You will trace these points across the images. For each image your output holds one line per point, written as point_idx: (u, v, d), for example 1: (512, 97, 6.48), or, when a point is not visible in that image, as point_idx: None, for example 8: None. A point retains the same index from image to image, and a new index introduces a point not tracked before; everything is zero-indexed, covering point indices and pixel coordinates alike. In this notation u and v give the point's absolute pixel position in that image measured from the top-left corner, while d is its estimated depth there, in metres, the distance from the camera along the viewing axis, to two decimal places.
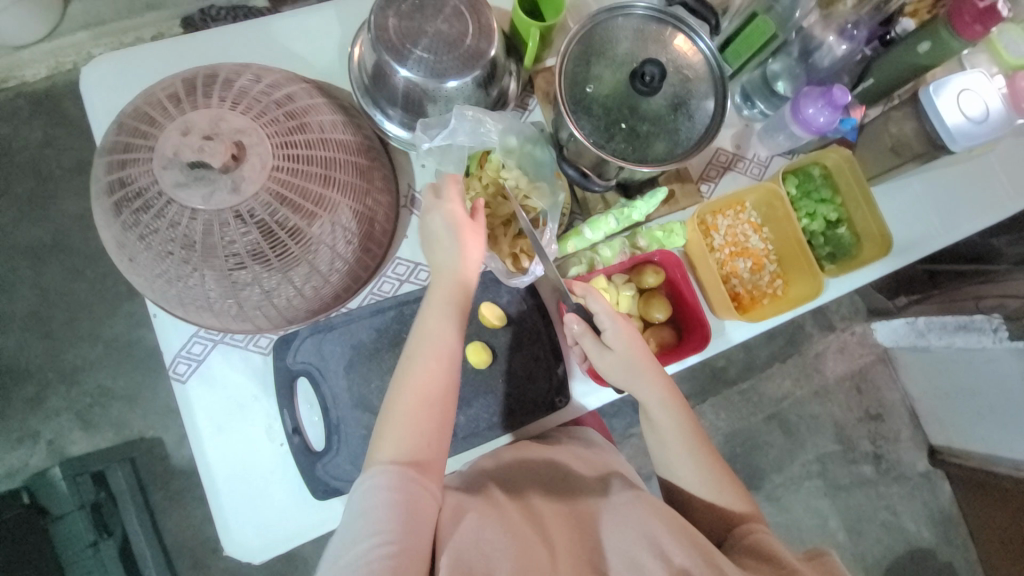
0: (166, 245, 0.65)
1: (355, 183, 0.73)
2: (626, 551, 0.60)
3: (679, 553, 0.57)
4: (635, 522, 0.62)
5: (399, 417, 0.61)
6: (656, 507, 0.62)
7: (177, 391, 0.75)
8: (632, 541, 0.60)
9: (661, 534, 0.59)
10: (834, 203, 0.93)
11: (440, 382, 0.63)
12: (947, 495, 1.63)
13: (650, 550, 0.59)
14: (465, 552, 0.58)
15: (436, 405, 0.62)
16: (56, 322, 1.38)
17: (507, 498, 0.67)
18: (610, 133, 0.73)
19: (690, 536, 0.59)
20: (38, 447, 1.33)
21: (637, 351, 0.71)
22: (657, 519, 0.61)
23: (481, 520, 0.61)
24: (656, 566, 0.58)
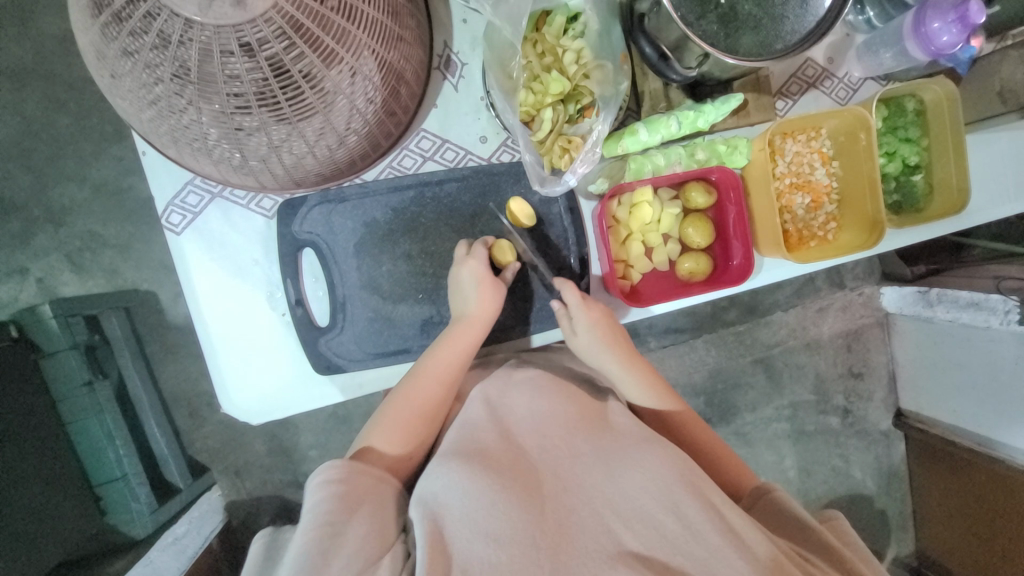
0: (155, 65, 0.54)
1: (385, 24, 0.60)
2: (635, 501, 0.54)
3: (694, 511, 0.53)
4: (647, 470, 0.56)
5: (373, 438, 0.62)
6: (671, 456, 0.57)
7: (171, 242, 0.68)
8: (640, 492, 0.54)
9: (677, 488, 0.54)
10: (919, 145, 0.82)
11: (428, 406, 0.65)
12: (899, 454, 1.72)
13: (662, 504, 0.53)
14: (443, 492, 0.54)
15: (417, 427, 0.64)
16: (39, 155, 1.26)
17: (494, 432, 0.61)
18: (703, 9, 0.60)
19: (705, 493, 0.54)
20: (25, 282, 1.29)
21: (598, 334, 0.71)
22: (673, 471, 0.55)
23: (466, 465, 0.56)
24: (671, 521, 0.52)
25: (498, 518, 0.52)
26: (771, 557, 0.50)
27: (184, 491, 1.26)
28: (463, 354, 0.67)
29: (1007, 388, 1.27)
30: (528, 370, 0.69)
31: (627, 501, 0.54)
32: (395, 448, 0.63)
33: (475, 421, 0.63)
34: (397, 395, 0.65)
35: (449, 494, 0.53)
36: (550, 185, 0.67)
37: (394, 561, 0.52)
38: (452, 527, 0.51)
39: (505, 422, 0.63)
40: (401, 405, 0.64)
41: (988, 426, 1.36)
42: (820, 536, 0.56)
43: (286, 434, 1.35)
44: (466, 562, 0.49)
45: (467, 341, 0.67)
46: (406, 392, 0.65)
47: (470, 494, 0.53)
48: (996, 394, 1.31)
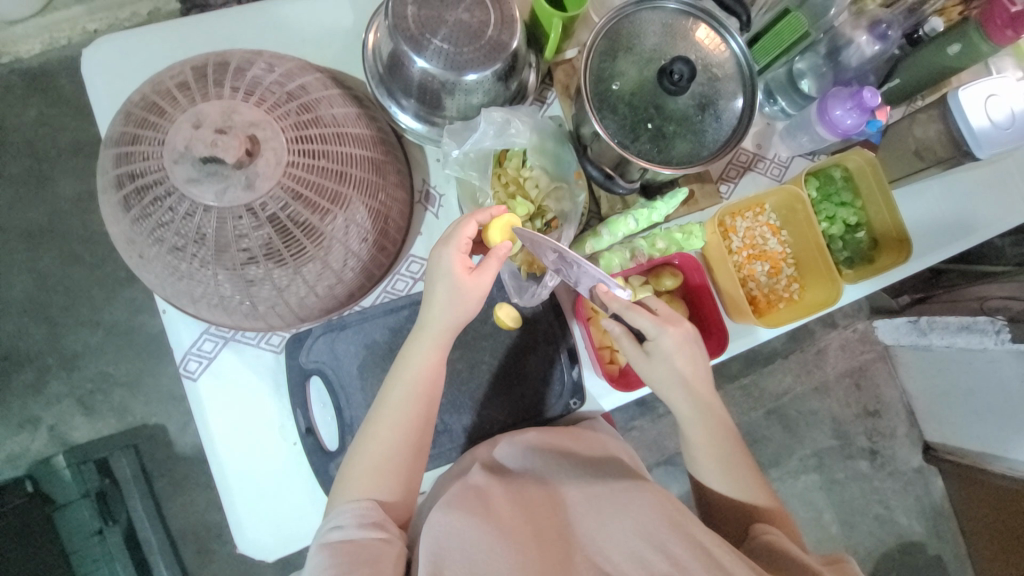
0: (177, 242, 0.63)
1: (370, 179, 0.71)
2: (624, 544, 0.55)
3: (678, 546, 0.53)
4: (636, 512, 0.57)
5: (359, 488, 0.62)
6: (655, 498, 0.58)
7: (188, 389, 0.74)
8: (627, 534, 0.56)
9: (660, 526, 0.55)
10: (854, 207, 0.92)
11: (401, 449, 0.64)
12: (939, 490, 1.65)
13: (649, 542, 0.54)
14: (444, 536, 0.56)
15: (399, 474, 0.63)
16: (56, 307, 1.35)
17: (499, 488, 0.64)
18: (635, 133, 0.71)
19: (688, 527, 0.54)
20: (39, 433, 1.32)
21: (685, 360, 0.70)
22: (656, 510, 0.57)
23: (471, 513, 0.58)
24: (659, 560, 0.53)
25: (495, 565, 0.53)
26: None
27: None
28: (434, 358, 0.67)
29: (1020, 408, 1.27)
30: (529, 438, 0.73)
31: (617, 546, 0.55)
32: (378, 494, 0.62)
33: (479, 479, 0.66)
34: (382, 414, 0.65)
35: (451, 539, 0.56)
36: (527, 293, 0.78)
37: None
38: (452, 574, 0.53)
39: (507, 479, 0.66)
40: (388, 424, 0.64)
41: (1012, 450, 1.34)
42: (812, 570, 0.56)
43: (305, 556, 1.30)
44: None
45: (437, 347, 0.66)
46: (379, 437, 0.64)
47: (471, 542, 0.55)
48: (1013, 415, 1.30)
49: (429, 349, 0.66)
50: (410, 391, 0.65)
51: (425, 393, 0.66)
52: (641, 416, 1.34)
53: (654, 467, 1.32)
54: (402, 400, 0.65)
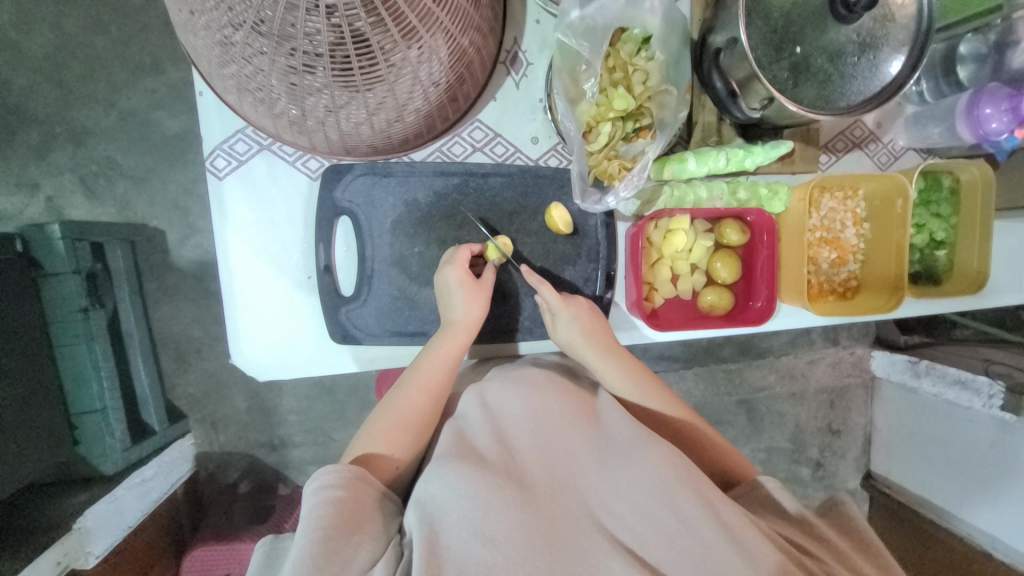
0: (236, 11, 0.52)
1: (466, 9, 0.60)
2: (630, 501, 0.55)
3: (686, 506, 0.52)
4: (643, 473, 0.56)
5: (372, 448, 0.62)
6: (667, 456, 0.56)
7: (211, 186, 0.68)
8: (633, 492, 0.55)
9: (669, 484, 0.54)
10: (948, 222, 0.85)
11: (418, 416, 0.65)
12: (861, 515, 1.70)
13: (656, 499, 0.54)
14: (440, 495, 0.54)
15: (413, 435, 0.64)
16: (71, 72, 1.24)
17: (489, 433, 0.61)
18: (777, 54, 0.60)
19: (698, 486, 0.54)
20: (35, 199, 1.26)
21: (580, 324, 0.71)
22: (666, 467, 0.55)
23: (463, 468, 0.56)
24: (667, 518, 0.53)
25: (494, 521, 0.52)
26: (774, 560, 0.48)
27: (158, 434, 1.24)
28: (450, 354, 0.68)
29: (976, 468, 1.29)
30: (517, 372, 0.70)
31: (621, 499, 0.55)
32: (389, 455, 0.62)
33: (472, 422, 0.64)
34: (396, 398, 0.66)
35: (446, 496, 0.54)
36: (590, 200, 0.69)
37: (388, 565, 0.51)
38: (449, 531, 0.52)
39: (501, 422, 0.63)
40: (399, 406, 0.65)
41: (953, 503, 1.36)
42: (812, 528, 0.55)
43: (273, 395, 1.36)
44: (461, 564, 0.49)
45: (456, 344, 0.68)
46: (394, 403, 0.65)
47: (461, 493, 0.54)
48: (965, 472, 1.32)
49: (444, 347, 0.67)
50: (423, 378, 0.66)
51: (438, 383, 0.66)
52: None
53: None
54: (415, 384, 0.66)
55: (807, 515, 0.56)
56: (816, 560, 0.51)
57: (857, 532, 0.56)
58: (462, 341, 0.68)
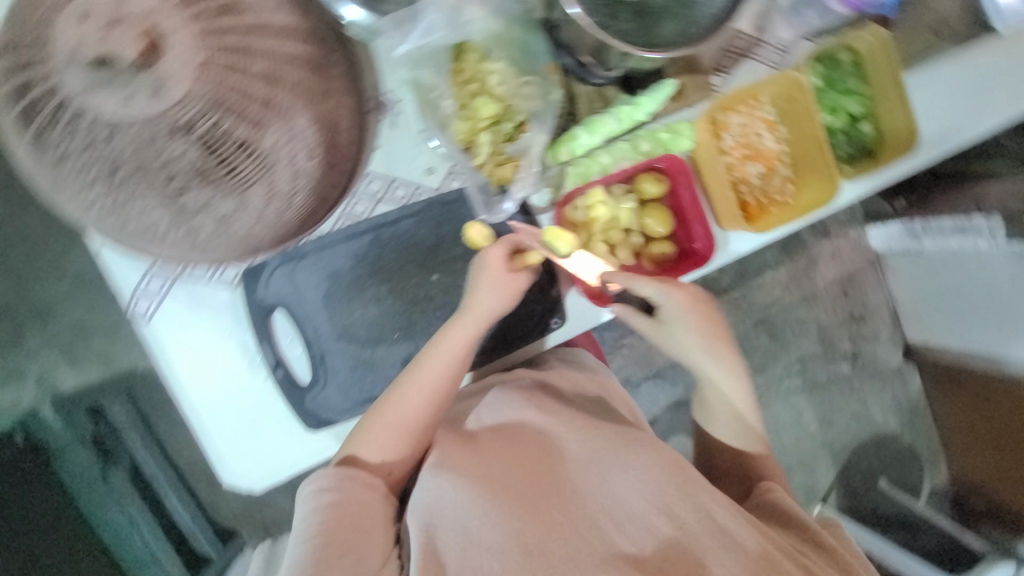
0: (92, 168, 0.55)
1: (308, 81, 0.60)
2: (626, 499, 0.63)
3: (682, 510, 0.62)
4: (641, 472, 0.65)
5: (366, 451, 0.67)
6: (655, 460, 0.66)
7: (143, 331, 0.69)
8: (631, 493, 0.64)
9: (666, 490, 0.63)
10: (861, 95, 0.83)
11: (417, 416, 0.68)
12: (916, 388, 1.66)
13: (652, 503, 0.62)
14: (437, 503, 0.62)
15: (406, 439, 0.68)
16: (15, 257, 1.27)
17: (489, 444, 0.69)
18: (614, 9, 0.60)
19: (698, 499, 0.63)
20: (26, 384, 1.29)
21: (693, 320, 0.76)
22: (658, 471, 0.65)
23: (462, 479, 0.64)
24: (663, 523, 0.61)
25: (493, 526, 0.60)
26: (760, 551, 0.59)
27: (217, 558, 1.26)
28: (453, 356, 0.69)
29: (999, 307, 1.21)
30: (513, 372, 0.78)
31: (617, 498, 0.63)
32: (385, 459, 0.67)
33: (473, 432, 0.72)
34: (391, 399, 0.68)
35: (444, 505, 0.62)
36: (495, 209, 0.71)
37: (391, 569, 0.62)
38: (449, 539, 0.61)
39: (498, 429, 0.71)
40: (394, 410, 0.67)
41: (993, 349, 1.26)
42: (813, 531, 0.66)
43: None
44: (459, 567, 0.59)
45: (459, 343, 0.69)
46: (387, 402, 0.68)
47: (457, 498, 0.62)
48: (996, 317, 1.23)
49: (447, 348, 0.69)
50: (425, 382, 0.68)
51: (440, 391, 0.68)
52: (631, 334, 1.41)
53: (641, 382, 1.43)
54: (413, 387, 0.68)
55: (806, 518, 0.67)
56: (813, 560, 0.62)
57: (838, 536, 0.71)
58: (460, 337, 0.69)
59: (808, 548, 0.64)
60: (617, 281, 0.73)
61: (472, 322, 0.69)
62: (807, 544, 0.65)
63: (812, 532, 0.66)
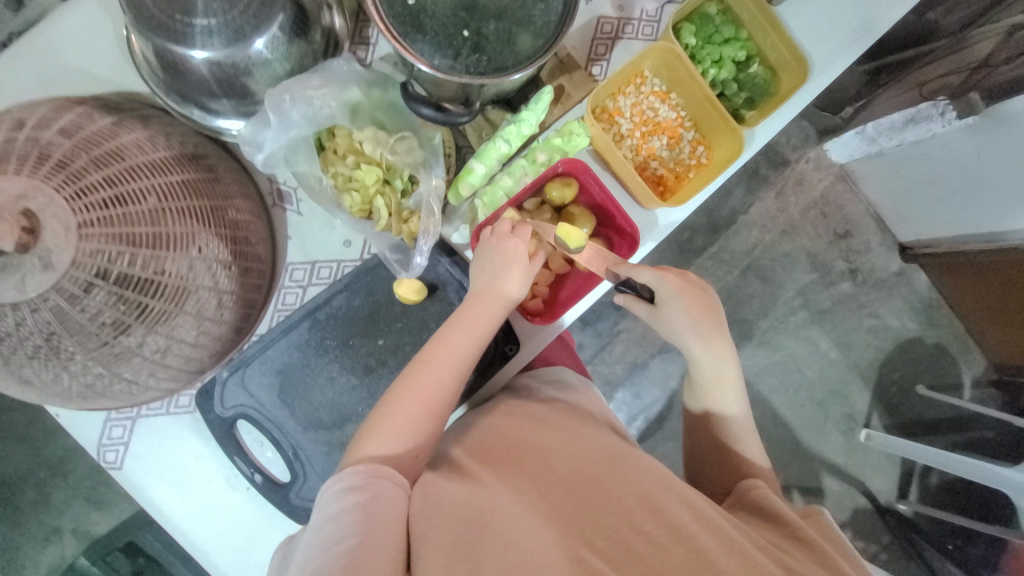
0: (11, 351, 0.57)
1: (197, 206, 0.63)
2: (625, 504, 0.55)
3: (676, 510, 0.55)
4: (635, 477, 0.59)
5: (386, 442, 0.60)
6: (648, 471, 0.60)
7: (119, 478, 0.71)
8: (628, 498, 0.56)
9: (658, 493, 0.56)
10: (740, 40, 0.82)
11: (441, 400, 0.63)
12: (925, 284, 1.54)
13: (647, 502, 0.55)
14: (435, 522, 0.55)
15: (432, 424, 0.62)
16: (20, 425, 1.31)
17: (481, 464, 0.63)
18: (454, 47, 0.60)
19: (688, 497, 0.57)
20: (66, 539, 1.33)
21: (693, 308, 0.72)
22: (653, 480, 0.59)
23: (458, 498, 0.57)
24: (657, 527, 0.53)
25: (494, 535, 0.52)
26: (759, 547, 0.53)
27: None
28: (477, 338, 0.65)
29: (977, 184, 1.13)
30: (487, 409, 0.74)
31: (618, 500, 0.56)
32: (400, 450, 0.60)
33: (471, 454, 0.65)
34: (414, 380, 0.63)
35: (441, 525, 0.54)
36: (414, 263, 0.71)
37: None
38: (444, 555, 0.51)
39: (492, 448, 0.65)
40: (421, 394, 0.62)
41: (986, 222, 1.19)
42: (801, 530, 0.57)
43: None
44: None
45: (484, 318, 0.66)
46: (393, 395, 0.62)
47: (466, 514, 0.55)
48: (978, 195, 1.15)
49: (474, 325, 0.66)
50: (453, 363, 0.64)
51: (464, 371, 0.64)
52: (623, 319, 1.40)
53: (648, 361, 1.40)
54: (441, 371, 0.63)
55: (791, 516, 0.59)
56: (799, 559, 0.53)
57: (835, 539, 0.60)
58: (484, 313, 0.66)
59: (791, 544, 0.56)
60: (620, 271, 0.73)
61: (499, 303, 0.67)
62: (804, 549, 0.55)
63: (800, 530, 0.57)
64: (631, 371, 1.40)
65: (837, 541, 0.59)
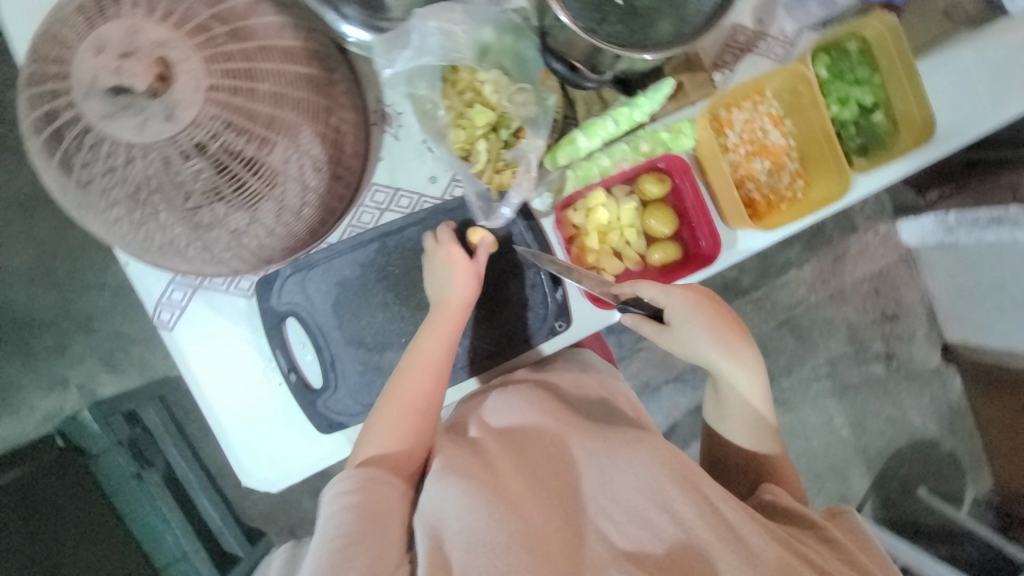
0: (113, 188, 0.59)
1: (311, 100, 0.64)
2: (627, 503, 0.57)
3: (682, 506, 0.55)
4: (635, 468, 0.59)
5: (378, 445, 0.62)
6: (655, 456, 0.60)
7: (166, 339, 0.73)
8: (633, 493, 0.57)
9: (665, 484, 0.57)
10: (871, 84, 0.80)
11: (424, 398, 0.65)
12: (957, 390, 1.50)
13: (649, 497, 0.56)
14: (441, 506, 0.55)
15: (418, 424, 0.64)
16: (61, 273, 1.36)
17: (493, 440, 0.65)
18: (602, 14, 0.61)
19: (697, 487, 0.57)
20: (70, 392, 1.37)
21: (708, 320, 0.68)
22: (660, 468, 0.58)
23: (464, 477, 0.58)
24: (664, 520, 0.55)
25: (493, 530, 0.53)
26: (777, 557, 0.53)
27: (243, 560, 1.31)
28: (446, 338, 0.68)
29: None
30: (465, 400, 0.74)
31: (620, 492, 0.58)
32: (395, 445, 0.62)
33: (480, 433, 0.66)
34: (399, 385, 0.66)
35: (447, 507, 0.55)
36: (495, 215, 0.73)
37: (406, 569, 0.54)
38: (453, 544, 0.53)
39: (501, 432, 0.67)
40: (405, 394, 0.65)
41: None
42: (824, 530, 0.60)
43: None
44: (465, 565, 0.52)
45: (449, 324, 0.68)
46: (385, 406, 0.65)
47: (465, 503, 0.55)
48: None
49: (432, 331, 0.68)
50: (425, 367, 0.67)
51: (438, 369, 0.67)
52: (648, 338, 1.37)
53: (660, 386, 1.39)
54: (419, 370, 0.66)
55: (815, 516, 0.62)
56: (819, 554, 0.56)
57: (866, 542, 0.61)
58: (443, 323, 0.69)
59: (815, 542, 0.59)
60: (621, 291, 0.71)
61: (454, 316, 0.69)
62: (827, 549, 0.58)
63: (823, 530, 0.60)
64: (642, 390, 1.39)
65: (864, 541, 0.61)
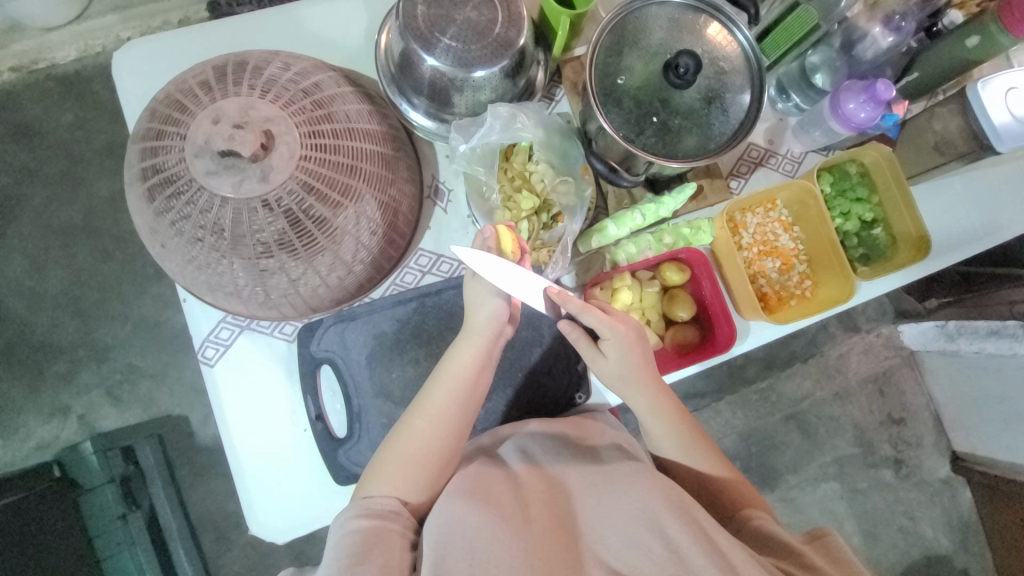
0: (197, 233, 0.65)
1: (380, 173, 0.73)
2: (628, 532, 0.57)
3: (676, 529, 0.55)
4: (634, 497, 0.59)
5: (390, 474, 0.64)
6: (656, 485, 0.60)
7: (204, 375, 0.77)
8: (632, 522, 0.58)
9: (663, 512, 0.56)
10: (870, 203, 0.89)
11: (440, 428, 0.67)
12: (967, 503, 1.46)
13: (650, 527, 0.56)
14: (448, 530, 0.58)
15: (431, 455, 0.66)
16: (87, 301, 1.38)
17: (503, 474, 0.67)
18: (641, 126, 0.71)
19: (693, 514, 0.56)
20: (69, 421, 1.36)
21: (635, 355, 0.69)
22: (660, 496, 0.58)
23: (473, 506, 0.60)
24: (658, 544, 0.55)
25: (495, 555, 0.55)
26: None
27: None
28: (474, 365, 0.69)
29: None
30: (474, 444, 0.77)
31: (623, 521, 0.58)
32: (408, 476, 0.64)
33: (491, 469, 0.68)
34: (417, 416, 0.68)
35: (453, 530, 0.58)
36: None
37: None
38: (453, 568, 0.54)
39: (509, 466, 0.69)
40: (421, 425, 0.67)
41: None
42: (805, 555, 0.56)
43: (318, 549, 1.32)
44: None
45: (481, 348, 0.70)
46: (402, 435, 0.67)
47: (470, 525, 0.58)
48: None
49: (465, 353, 0.69)
50: (449, 393, 0.68)
51: (463, 394, 0.68)
52: None
53: None
54: (440, 398, 0.68)
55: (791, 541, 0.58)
56: None
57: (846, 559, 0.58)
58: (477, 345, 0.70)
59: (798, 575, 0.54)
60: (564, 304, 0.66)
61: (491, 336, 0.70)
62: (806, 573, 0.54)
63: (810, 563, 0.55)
64: None
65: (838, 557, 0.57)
